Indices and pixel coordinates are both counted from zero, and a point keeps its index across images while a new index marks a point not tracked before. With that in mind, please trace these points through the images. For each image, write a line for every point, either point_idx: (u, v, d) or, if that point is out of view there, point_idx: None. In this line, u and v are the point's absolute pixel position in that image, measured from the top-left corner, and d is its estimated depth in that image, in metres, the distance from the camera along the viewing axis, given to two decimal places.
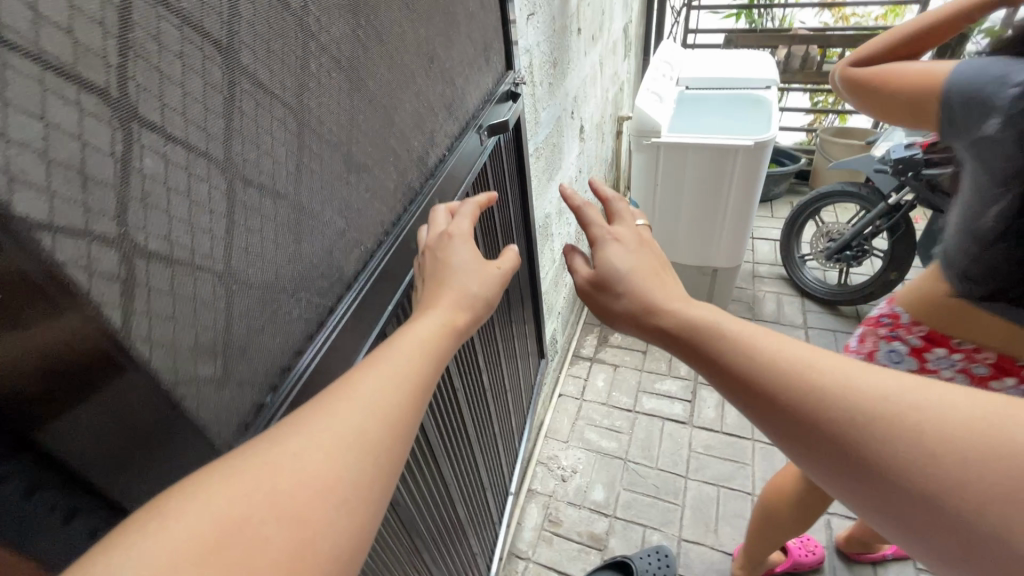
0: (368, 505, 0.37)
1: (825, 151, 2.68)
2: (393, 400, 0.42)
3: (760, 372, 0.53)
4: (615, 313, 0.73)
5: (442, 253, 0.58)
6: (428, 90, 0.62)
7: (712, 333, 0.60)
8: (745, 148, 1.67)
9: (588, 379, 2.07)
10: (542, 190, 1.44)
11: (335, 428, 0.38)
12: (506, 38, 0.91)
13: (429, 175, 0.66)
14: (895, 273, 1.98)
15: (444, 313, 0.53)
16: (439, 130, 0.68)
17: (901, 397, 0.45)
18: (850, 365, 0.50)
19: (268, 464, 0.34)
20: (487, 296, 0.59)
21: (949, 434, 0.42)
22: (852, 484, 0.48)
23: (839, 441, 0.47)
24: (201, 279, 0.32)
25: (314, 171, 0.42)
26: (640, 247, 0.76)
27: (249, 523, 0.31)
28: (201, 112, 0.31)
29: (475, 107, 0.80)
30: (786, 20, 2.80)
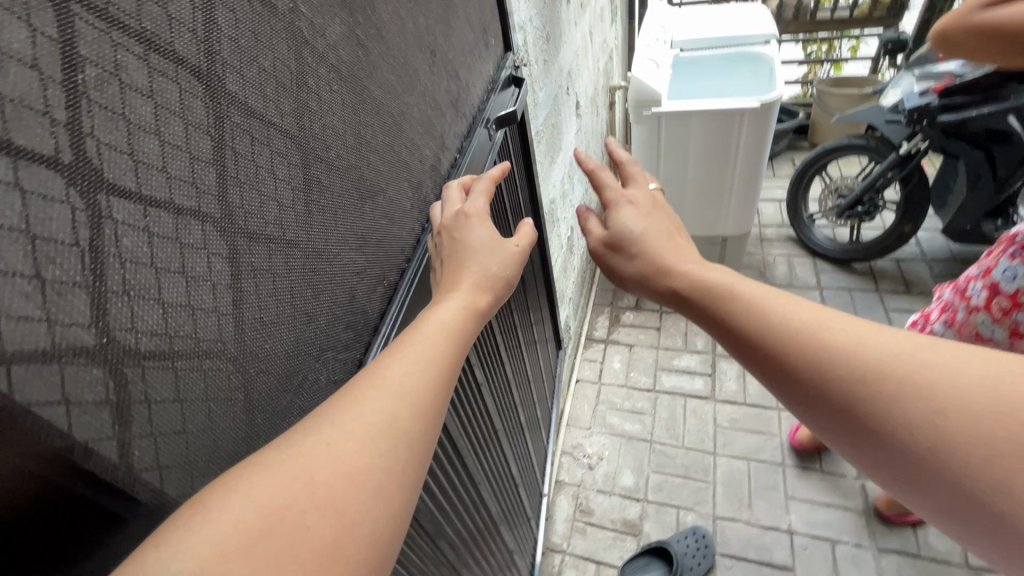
0: (407, 489, 0.34)
1: (825, 104, 2.59)
2: (426, 379, 0.38)
3: (770, 333, 0.47)
4: (625, 276, 0.67)
5: (459, 232, 0.50)
6: (434, 88, 0.55)
7: (712, 294, 0.54)
8: (752, 111, 1.60)
9: (604, 362, 2.02)
10: (546, 175, 1.36)
11: (369, 412, 0.35)
12: (502, 18, 0.83)
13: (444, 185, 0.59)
14: (911, 225, 1.91)
15: (464, 296, 0.46)
16: (449, 130, 0.61)
17: (914, 356, 0.40)
18: (861, 326, 0.44)
19: (304, 451, 0.31)
20: (506, 276, 0.51)
21: (961, 390, 0.37)
22: (856, 447, 0.42)
23: (846, 406, 0.42)
24: (206, 366, 0.29)
25: (328, 208, 0.36)
26: (656, 210, 0.70)
27: (289, 516, 0.29)
28: (181, 164, 0.27)
29: (480, 99, 0.73)
30: None
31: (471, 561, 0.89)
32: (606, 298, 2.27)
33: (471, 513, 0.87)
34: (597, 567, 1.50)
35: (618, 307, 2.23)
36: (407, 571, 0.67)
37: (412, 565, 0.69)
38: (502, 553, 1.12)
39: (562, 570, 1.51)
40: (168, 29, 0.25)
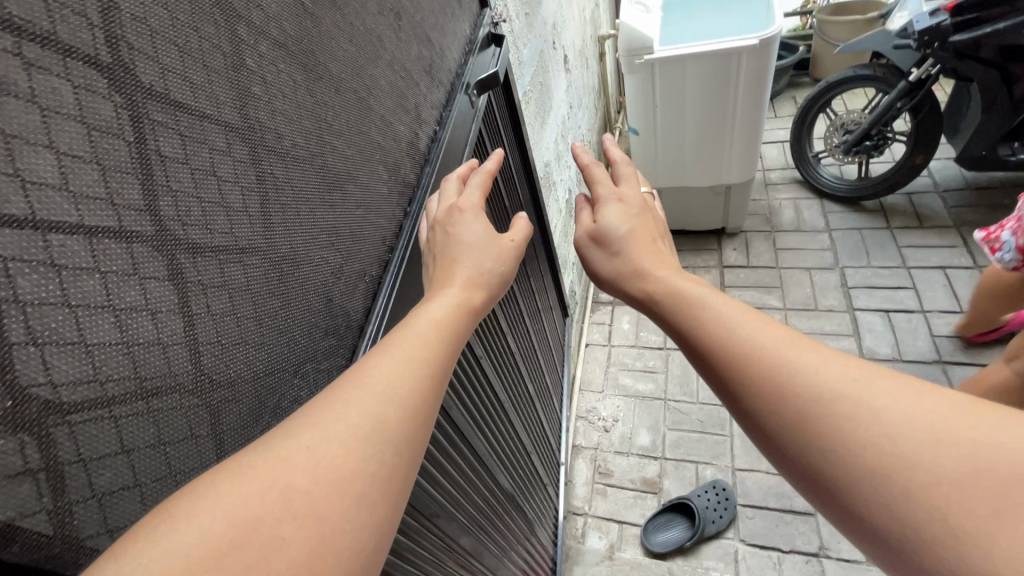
0: (393, 497, 0.33)
1: (827, 35, 2.46)
2: (413, 379, 0.37)
3: (732, 350, 0.47)
4: (599, 275, 0.63)
5: (451, 227, 0.49)
6: (403, 56, 0.50)
7: (680, 308, 0.53)
8: (750, 49, 1.50)
9: (612, 324, 2.00)
10: (537, 139, 1.30)
11: (354, 412, 0.34)
12: None
13: (425, 162, 0.55)
14: (922, 156, 1.83)
15: (457, 294, 0.45)
16: (425, 102, 0.56)
17: (866, 395, 0.41)
18: (824, 355, 0.45)
19: (284, 454, 0.30)
20: (501, 275, 0.50)
21: (899, 435, 0.39)
22: (802, 476, 0.43)
23: (805, 437, 0.42)
24: (153, 401, 0.27)
25: (290, 205, 0.34)
26: (647, 213, 0.65)
27: (264, 524, 0.28)
28: (93, 179, 0.23)
29: (457, 63, 0.67)
30: None
31: (490, 539, 0.89)
32: None
33: (485, 493, 0.86)
34: (620, 526, 1.52)
35: None
36: (426, 561, 0.66)
37: (431, 553, 0.69)
38: (522, 524, 1.13)
39: (585, 532, 1.52)
40: (46, 16, 0.21)
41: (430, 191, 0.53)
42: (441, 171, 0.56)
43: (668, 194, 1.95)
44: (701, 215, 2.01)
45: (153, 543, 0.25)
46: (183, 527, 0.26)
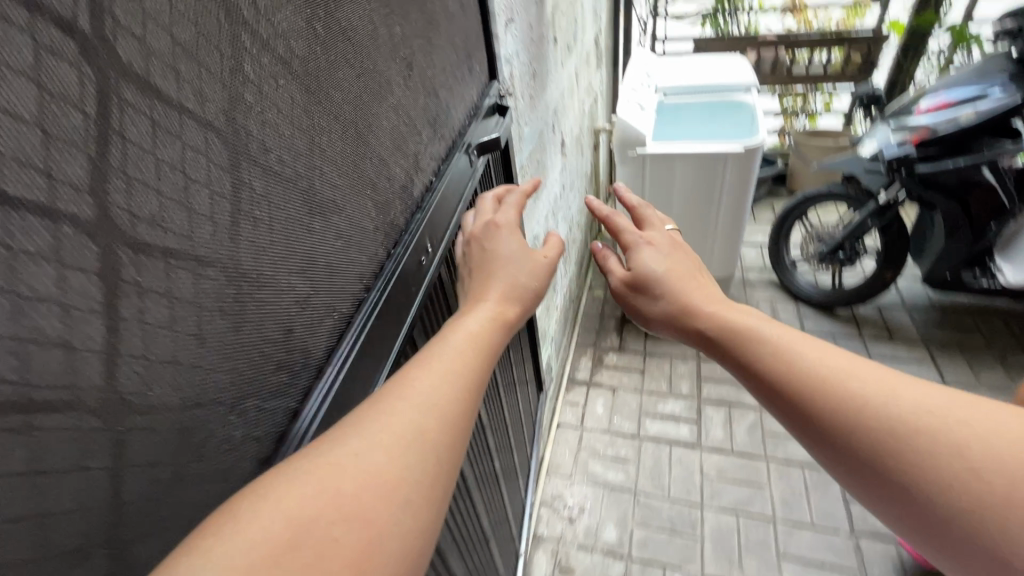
0: (431, 499, 0.37)
1: (802, 154, 2.66)
2: (443, 396, 0.44)
3: (805, 376, 0.54)
4: (650, 316, 0.72)
5: (489, 244, 0.72)
6: (408, 104, 0.50)
7: (753, 340, 0.60)
8: (735, 155, 1.60)
9: (586, 406, 1.93)
10: (528, 213, 1.33)
11: (394, 424, 0.39)
12: (487, 46, 0.81)
13: (416, 207, 0.53)
14: (891, 272, 1.92)
15: (492, 308, 0.63)
16: (425, 151, 0.55)
17: (949, 413, 0.46)
18: (881, 375, 0.51)
19: (330, 463, 0.35)
20: (532, 288, 0.71)
21: (992, 445, 0.43)
22: (883, 498, 0.48)
23: (892, 461, 0.46)
24: (34, 421, 0.22)
25: (263, 222, 0.31)
26: (676, 250, 0.76)
27: (316, 528, 0.32)
28: (34, 147, 0.20)
29: (460, 123, 0.68)
30: (752, 27, 2.65)
31: None
32: (589, 339, 2.20)
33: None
34: None
35: (600, 348, 2.16)
36: None
37: None
38: None
39: None
40: None
41: (420, 237, 0.51)
42: (433, 218, 0.54)
43: None
44: None
45: (220, 545, 0.29)
46: (246, 528, 0.30)
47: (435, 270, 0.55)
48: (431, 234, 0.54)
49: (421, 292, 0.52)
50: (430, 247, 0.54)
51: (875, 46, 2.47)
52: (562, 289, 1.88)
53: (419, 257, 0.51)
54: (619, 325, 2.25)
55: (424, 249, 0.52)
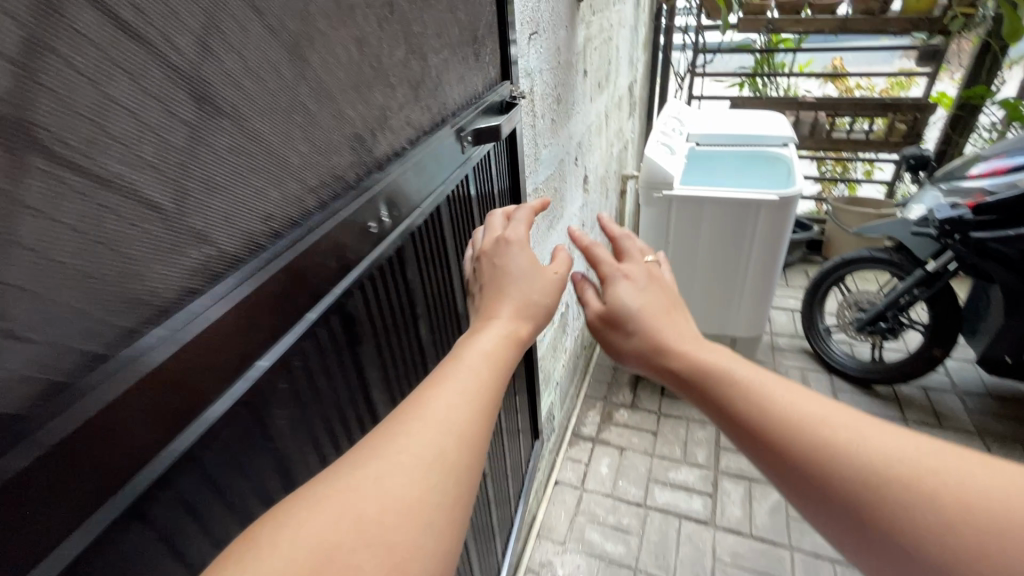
0: (454, 523, 0.38)
1: (841, 220, 2.53)
2: (463, 417, 0.43)
3: (773, 425, 0.53)
4: (624, 351, 0.69)
5: (499, 259, 0.63)
6: (379, 46, 0.43)
7: (729, 384, 0.59)
8: (769, 204, 1.49)
9: (589, 465, 1.75)
10: (539, 240, 1.24)
11: (413, 446, 0.39)
12: (500, 41, 0.75)
13: (374, 167, 0.44)
14: (941, 349, 1.73)
15: (506, 324, 0.56)
16: (399, 112, 0.47)
17: (918, 460, 0.45)
18: (857, 423, 0.50)
19: (349, 488, 0.35)
20: (547, 307, 0.62)
21: (963, 495, 0.42)
22: (869, 552, 0.46)
23: (864, 509, 0.45)
24: None
25: (86, 62, 0.22)
26: (652, 282, 0.72)
27: (339, 553, 0.32)
28: None
29: (455, 104, 0.61)
30: (792, 90, 2.65)
31: None
32: (599, 392, 2.04)
33: None
34: None
35: (611, 402, 1.99)
36: None
37: None
38: None
39: None
40: None
41: (372, 199, 0.42)
42: (396, 186, 0.45)
43: None
44: None
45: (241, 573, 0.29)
46: (267, 555, 0.31)
47: (391, 248, 0.46)
48: (390, 203, 0.45)
49: (363, 268, 0.41)
50: (386, 218, 0.44)
51: (922, 115, 2.36)
52: (573, 332, 1.75)
53: (367, 222, 0.41)
54: (634, 380, 2.09)
55: (376, 216, 0.43)
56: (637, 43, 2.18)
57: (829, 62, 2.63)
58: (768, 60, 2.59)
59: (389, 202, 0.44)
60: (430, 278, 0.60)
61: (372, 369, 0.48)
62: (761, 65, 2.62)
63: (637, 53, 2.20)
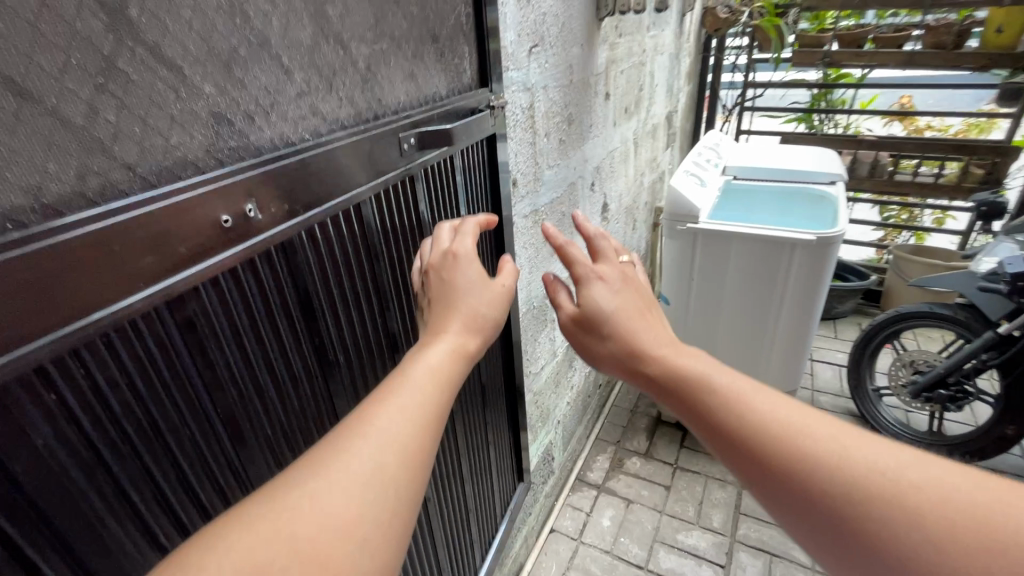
0: (392, 538, 0.36)
1: (903, 270, 2.29)
2: (411, 428, 0.41)
3: (758, 435, 0.53)
4: (595, 353, 0.70)
5: (447, 271, 0.56)
6: (265, 22, 0.38)
7: (711, 394, 0.58)
8: (805, 244, 1.34)
9: (590, 515, 1.60)
10: (538, 266, 1.16)
11: (349, 465, 0.37)
12: (476, 46, 0.71)
13: (246, 156, 0.38)
14: (1015, 428, 1.48)
15: (454, 339, 0.50)
16: (303, 101, 0.43)
17: (901, 473, 0.46)
18: (841, 437, 0.50)
19: (286, 506, 0.33)
20: (495, 318, 0.56)
21: (950, 516, 0.43)
22: (835, 555, 0.48)
23: (850, 518, 0.46)
24: None
25: None
26: (625, 283, 0.72)
27: (270, 571, 0.31)
28: None
29: (400, 104, 0.56)
30: (853, 127, 2.49)
31: None
32: (613, 435, 1.89)
33: None
34: None
35: (623, 449, 1.83)
36: None
37: None
38: None
39: None
40: None
41: (229, 190, 0.36)
42: (275, 180, 0.40)
43: None
44: None
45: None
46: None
47: (260, 249, 0.39)
48: (263, 198, 0.39)
49: (205, 267, 0.35)
50: (257, 214, 0.39)
51: (1004, 159, 2.11)
52: (582, 368, 1.64)
53: (218, 214, 0.36)
54: (651, 426, 1.92)
55: (238, 210, 0.37)
56: (679, 73, 2.10)
57: (897, 99, 2.46)
58: (825, 95, 2.46)
59: (260, 196, 0.39)
60: (356, 299, 0.53)
61: (247, 395, 0.41)
62: (818, 100, 2.48)
63: (679, 83, 2.12)
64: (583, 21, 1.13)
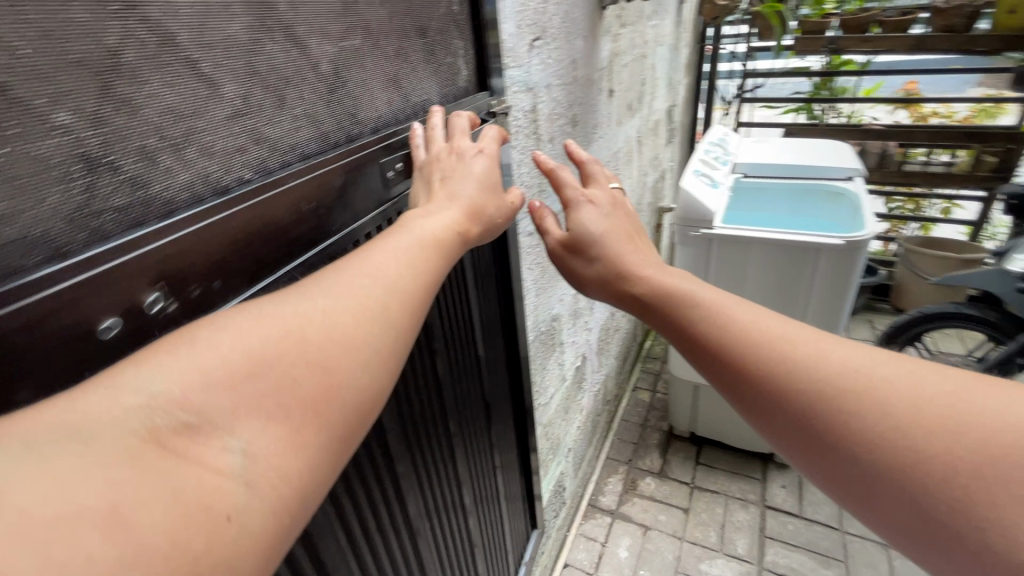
0: (392, 371, 0.33)
1: (913, 264, 2.20)
2: (414, 279, 0.37)
3: (730, 343, 0.50)
4: (586, 279, 0.65)
5: (462, 156, 0.48)
6: (172, 18, 0.28)
7: (691, 305, 0.55)
8: (832, 248, 1.23)
9: (606, 546, 1.48)
10: (545, 287, 1.04)
11: (356, 292, 0.33)
12: (468, 43, 0.58)
13: (150, 218, 0.29)
14: None
15: (456, 216, 0.44)
16: (230, 125, 0.32)
17: (874, 369, 0.43)
18: (821, 341, 0.47)
19: (296, 311, 0.30)
20: (491, 218, 0.49)
21: (921, 409, 0.39)
22: (808, 456, 0.45)
23: (825, 421, 0.43)
24: None
25: None
26: (615, 210, 0.66)
27: (275, 363, 0.27)
28: None
29: (381, 118, 0.45)
30: (856, 116, 2.40)
31: None
32: (624, 454, 1.77)
33: None
34: None
35: (636, 469, 1.72)
36: None
37: None
38: None
39: None
40: None
41: (123, 270, 0.27)
42: (195, 245, 0.30)
43: (712, 394, 1.62)
44: (747, 430, 1.64)
45: (167, 366, 0.25)
46: (200, 352, 0.26)
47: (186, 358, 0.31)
48: (179, 274, 0.30)
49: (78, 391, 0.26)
50: (171, 303, 0.30)
51: (1018, 146, 2.02)
52: (591, 389, 1.52)
53: (98, 320, 0.26)
54: (664, 442, 1.81)
55: (134, 305, 0.28)
56: (679, 65, 1.98)
57: (901, 86, 2.37)
58: (827, 84, 2.35)
59: (174, 273, 0.29)
60: None
61: None
62: (819, 89, 2.37)
63: (678, 75, 1.99)
64: (586, 9, 1.00)
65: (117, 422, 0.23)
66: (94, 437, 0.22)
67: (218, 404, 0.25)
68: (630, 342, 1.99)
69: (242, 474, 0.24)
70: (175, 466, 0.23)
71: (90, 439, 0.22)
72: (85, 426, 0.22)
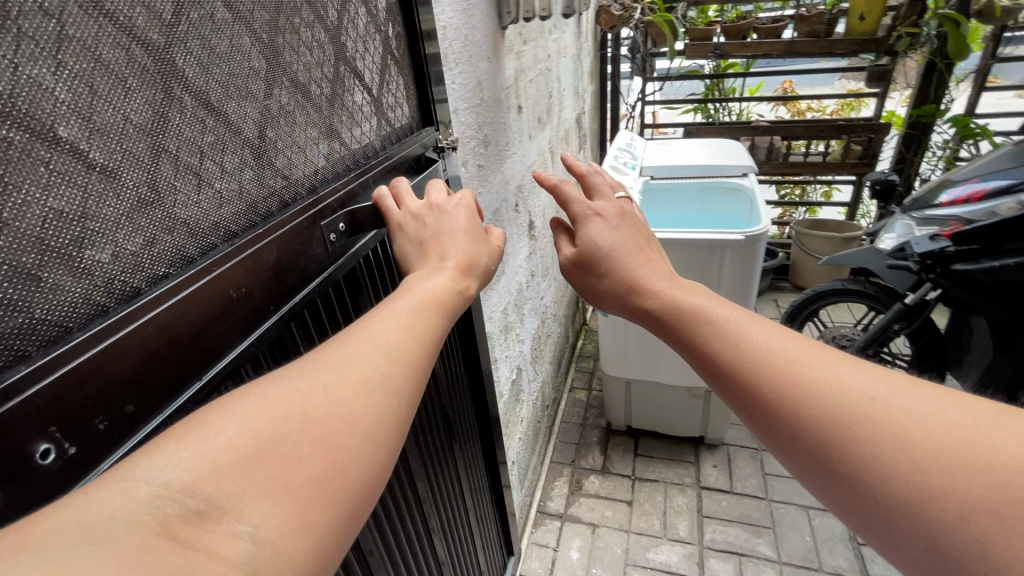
0: (390, 440, 0.36)
1: (805, 246, 2.44)
2: (413, 345, 0.41)
3: (754, 367, 0.54)
4: (600, 291, 0.74)
5: (441, 225, 0.57)
6: (55, 114, 0.29)
7: (711, 326, 0.60)
8: (735, 244, 1.33)
9: (558, 551, 1.50)
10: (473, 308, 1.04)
11: (354, 366, 0.37)
12: (372, 77, 0.58)
13: (34, 346, 0.29)
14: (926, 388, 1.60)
15: (450, 275, 0.51)
16: (128, 216, 0.33)
17: (890, 400, 0.47)
18: (836, 367, 0.51)
19: (297, 391, 0.33)
20: (485, 264, 0.57)
21: (940, 448, 0.43)
22: (822, 479, 0.49)
23: (833, 447, 0.47)
24: None
25: None
26: (623, 219, 0.76)
27: (282, 442, 0.30)
28: None
29: (317, 169, 0.50)
30: (744, 113, 2.61)
31: None
32: (567, 455, 1.81)
33: None
34: None
35: (580, 469, 1.76)
36: None
37: None
38: None
39: None
40: None
41: (25, 411, 0.27)
42: (125, 353, 0.32)
43: (642, 388, 1.70)
44: (676, 418, 1.74)
45: (177, 454, 0.27)
46: (211, 436, 0.29)
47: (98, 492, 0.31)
48: (77, 411, 0.30)
49: None
50: (68, 447, 0.30)
51: (877, 136, 2.30)
52: (529, 398, 1.55)
53: None
54: (603, 438, 1.87)
55: (23, 459, 0.27)
56: (583, 74, 2.05)
57: (779, 84, 2.60)
58: (718, 85, 2.54)
59: (72, 417, 0.30)
60: None
61: None
62: (711, 90, 2.56)
63: (583, 83, 2.06)
64: (485, 31, 1.01)
65: (130, 513, 0.25)
66: (108, 536, 0.24)
67: (226, 490, 0.27)
68: (563, 345, 2.04)
69: (250, 558, 0.27)
70: (184, 555, 0.25)
71: (103, 536, 0.24)
72: (97, 524, 0.24)
